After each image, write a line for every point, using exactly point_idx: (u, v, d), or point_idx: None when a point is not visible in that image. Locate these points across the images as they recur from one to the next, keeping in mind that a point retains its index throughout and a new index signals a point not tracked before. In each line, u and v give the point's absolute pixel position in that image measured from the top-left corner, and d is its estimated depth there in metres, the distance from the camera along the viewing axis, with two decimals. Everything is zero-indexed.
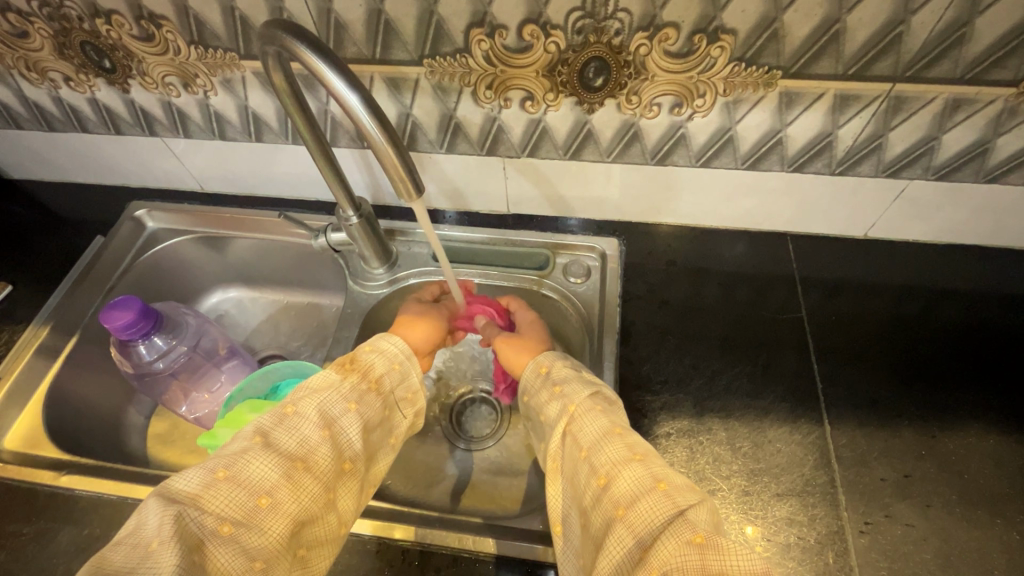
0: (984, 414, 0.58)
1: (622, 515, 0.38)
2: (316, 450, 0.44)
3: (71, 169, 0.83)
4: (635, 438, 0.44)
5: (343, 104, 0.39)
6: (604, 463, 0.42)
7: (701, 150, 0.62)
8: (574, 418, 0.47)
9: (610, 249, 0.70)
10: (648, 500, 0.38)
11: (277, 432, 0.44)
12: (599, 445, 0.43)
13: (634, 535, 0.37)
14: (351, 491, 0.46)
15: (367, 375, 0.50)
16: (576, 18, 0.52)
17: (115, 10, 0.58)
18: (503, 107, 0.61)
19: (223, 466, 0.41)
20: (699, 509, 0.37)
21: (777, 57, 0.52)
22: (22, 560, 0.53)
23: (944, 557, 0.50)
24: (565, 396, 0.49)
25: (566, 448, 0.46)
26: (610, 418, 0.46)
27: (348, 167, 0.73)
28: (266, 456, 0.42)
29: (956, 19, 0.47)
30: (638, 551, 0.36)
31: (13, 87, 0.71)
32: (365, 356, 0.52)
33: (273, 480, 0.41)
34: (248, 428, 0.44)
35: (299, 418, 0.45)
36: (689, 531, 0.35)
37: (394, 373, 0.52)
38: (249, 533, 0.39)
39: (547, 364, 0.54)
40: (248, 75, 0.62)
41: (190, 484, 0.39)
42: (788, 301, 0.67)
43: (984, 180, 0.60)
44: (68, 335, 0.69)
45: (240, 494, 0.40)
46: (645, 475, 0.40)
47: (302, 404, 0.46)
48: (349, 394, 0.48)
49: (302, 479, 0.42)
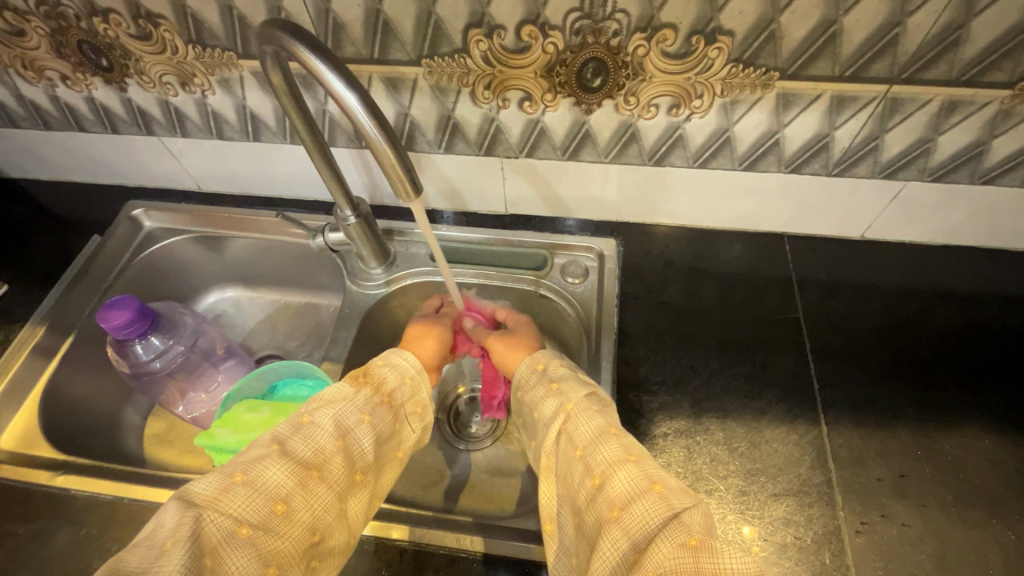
0: (980, 414, 0.58)
1: (616, 516, 0.38)
2: (331, 460, 0.44)
3: (68, 168, 0.83)
4: (631, 439, 0.44)
5: (341, 103, 0.39)
6: (599, 463, 0.42)
7: (699, 150, 0.62)
8: (570, 416, 0.47)
9: (608, 250, 0.71)
10: (643, 501, 0.38)
11: (294, 440, 0.43)
12: (594, 445, 0.43)
13: (628, 537, 0.37)
14: (361, 501, 0.46)
15: (379, 389, 0.51)
16: (575, 18, 0.52)
17: (113, 9, 0.57)
18: (502, 107, 0.61)
19: (241, 471, 0.40)
20: (693, 511, 0.37)
21: (775, 58, 0.52)
22: (18, 560, 0.53)
23: (940, 557, 0.50)
24: (562, 394, 0.49)
25: (560, 447, 0.46)
26: (606, 419, 0.46)
27: (346, 167, 0.73)
28: (282, 463, 0.41)
29: (952, 21, 0.47)
30: (632, 554, 0.36)
31: (10, 86, 0.70)
32: (377, 370, 0.52)
33: (288, 487, 0.41)
34: (264, 436, 0.43)
35: (315, 427, 0.44)
36: (684, 533, 0.35)
37: (404, 387, 0.52)
38: (265, 538, 0.39)
39: (543, 362, 0.54)
40: (246, 74, 0.62)
41: (207, 487, 0.39)
42: (785, 302, 0.67)
43: (980, 181, 0.60)
44: (65, 335, 0.69)
45: (256, 499, 0.39)
46: (640, 476, 0.40)
47: (318, 414, 0.45)
48: (363, 406, 0.48)
49: (315, 488, 0.42)
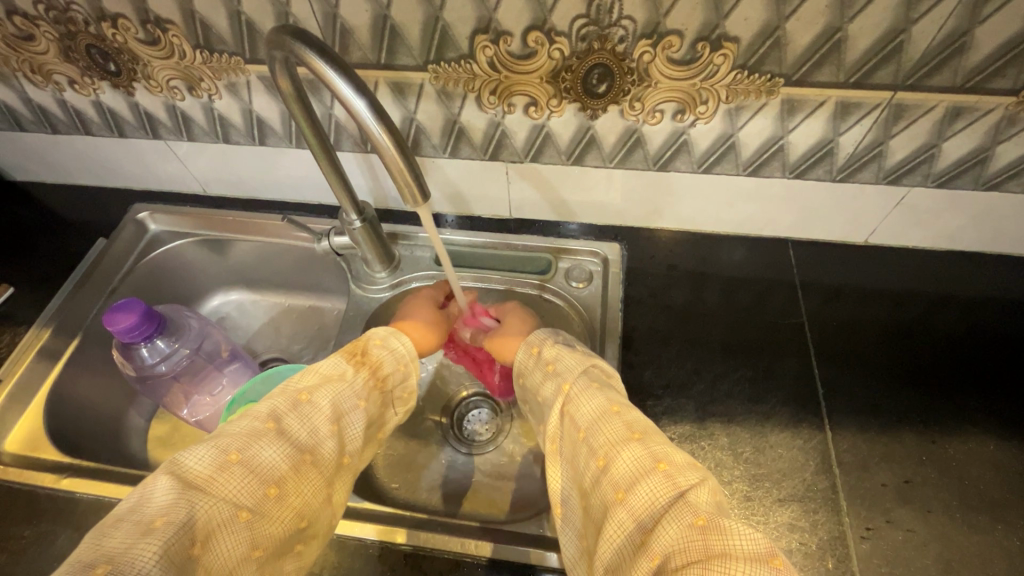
0: (985, 420, 0.58)
1: (622, 499, 0.38)
2: (324, 444, 0.44)
3: (74, 172, 0.83)
4: (634, 416, 0.44)
5: (349, 109, 0.39)
6: (602, 445, 0.42)
7: (703, 156, 0.63)
8: (570, 397, 0.47)
9: (613, 254, 0.71)
10: (648, 481, 0.38)
11: (290, 418, 0.44)
12: (597, 425, 0.43)
13: (635, 518, 0.37)
14: (344, 484, 0.47)
15: (375, 371, 0.51)
16: (580, 25, 0.52)
17: (121, 14, 0.58)
18: (508, 112, 0.61)
19: (237, 449, 0.40)
20: (699, 489, 0.37)
21: (781, 65, 0.52)
22: (23, 562, 0.53)
23: (945, 563, 0.50)
24: (560, 375, 0.49)
25: (565, 429, 0.46)
26: (606, 396, 0.46)
27: (352, 171, 0.73)
28: (279, 445, 0.42)
29: (957, 28, 0.48)
30: (639, 535, 0.37)
31: (16, 89, 0.71)
32: (374, 350, 0.52)
33: (282, 470, 0.41)
34: (260, 410, 0.44)
35: (313, 407, 0.45)
36: (690, 514, 0.35)
37: (398, 373, 0.53)
38: (260, 521, 0.39)
39: (537, 345, 0.54)
40: (253, 79, 0.62)
41: (201, 464, 0.39)
42: (788, 307, 0.68)
43: (983, 187, 0.60)
44: (70, 338, 0.69)
45: (251, 481, 0.40)
46: (644, 456, 0.40)
47: (317, 394, 0.46)
48: (360, 390, 0.48)
49: (307, 472, 0.43)
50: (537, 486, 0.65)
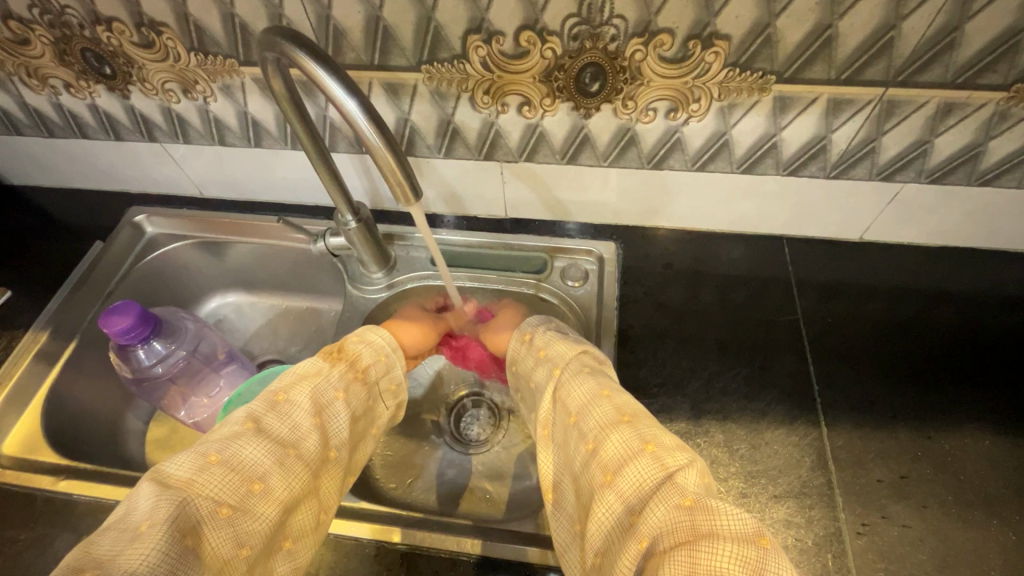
0: (981, 415, 0.58)
1: (611, 481, 0.38)
2: (307, 438, 0.44)
3: (72, 176, 0.83)
4: (623, 399, 0.44)
5: (341, 109, 0.39)
6: (592, 428, 0.42)
7: (697, 154, 0.63)
8: (561, 382, 0.47)
9: (608, 253, 0.71)
10: (636, 463, 0.38)
11: (269, 418, 0.44)
12: (587, 409, 0.43)
13: (623, 501, 0.37)
14: (334, 479, 0.47)
15: (354, 364, 0.51)
16: (572, 25, 0.52)
17: (115, 17, 0.58)
18: (501, 112, 0.62)
19: (216, 450, 0.41)
20: (688, 470, 0.37)
21: (772, 62, 0.53)
22: (20, 565, 0.53)
23: (941, 558, 0.50)
24: (550, 360, 0.50)
25: (556, 414, 0.47)
26: (597, 380, 0.46)
27: (347, 172, 0.73)
28: (259, 442, 0.42)
29: (946, 24, 0.48)
30: (628, 516, 0.37)
31: (13, 94, 0.71)
32: (351, 346, 0.53)
33: (265, 465, 0.41)
34: (239, 415, 0.44)
35: (292, 405, 0.45)
36: (677, 495, 0.35)
37: (379, 364, 0.54)
38: (243, 518, 0.39)
39: (530, 332, 0.55)
40: (248, 81, 0.63)
41: (182, 468, 0.39)
42: (784, 304, 0.68)
43: (976, 183, 0.60)
44: (67, 340, 0.69)
45: (232, 478, 0.40)
46: (632, 438, 0.40)
47: (294, 393, 0.46)
48: (337, 382, 0.49)
49: (293, 465, 0.43)
50: (535, 485, 0.65)
